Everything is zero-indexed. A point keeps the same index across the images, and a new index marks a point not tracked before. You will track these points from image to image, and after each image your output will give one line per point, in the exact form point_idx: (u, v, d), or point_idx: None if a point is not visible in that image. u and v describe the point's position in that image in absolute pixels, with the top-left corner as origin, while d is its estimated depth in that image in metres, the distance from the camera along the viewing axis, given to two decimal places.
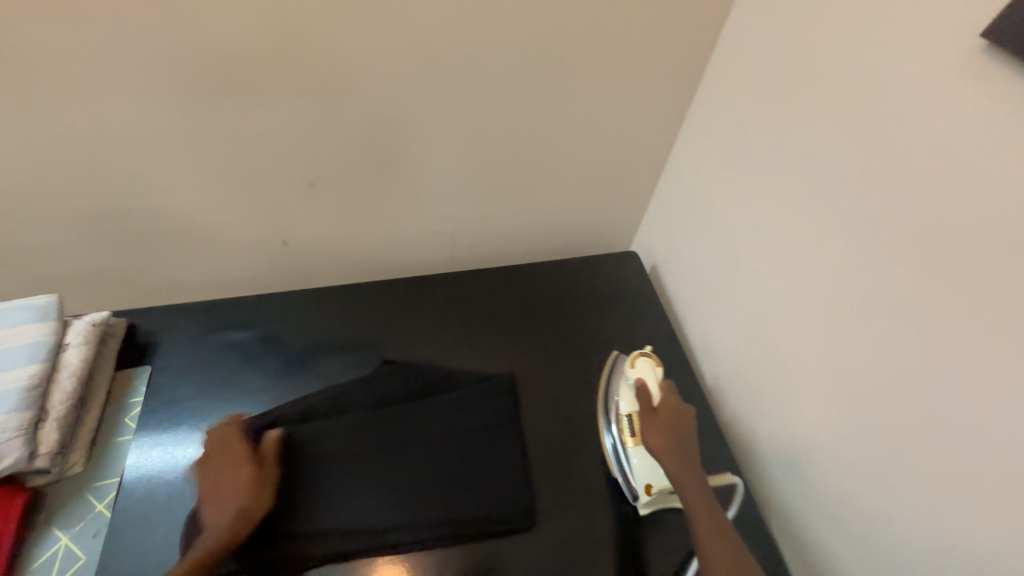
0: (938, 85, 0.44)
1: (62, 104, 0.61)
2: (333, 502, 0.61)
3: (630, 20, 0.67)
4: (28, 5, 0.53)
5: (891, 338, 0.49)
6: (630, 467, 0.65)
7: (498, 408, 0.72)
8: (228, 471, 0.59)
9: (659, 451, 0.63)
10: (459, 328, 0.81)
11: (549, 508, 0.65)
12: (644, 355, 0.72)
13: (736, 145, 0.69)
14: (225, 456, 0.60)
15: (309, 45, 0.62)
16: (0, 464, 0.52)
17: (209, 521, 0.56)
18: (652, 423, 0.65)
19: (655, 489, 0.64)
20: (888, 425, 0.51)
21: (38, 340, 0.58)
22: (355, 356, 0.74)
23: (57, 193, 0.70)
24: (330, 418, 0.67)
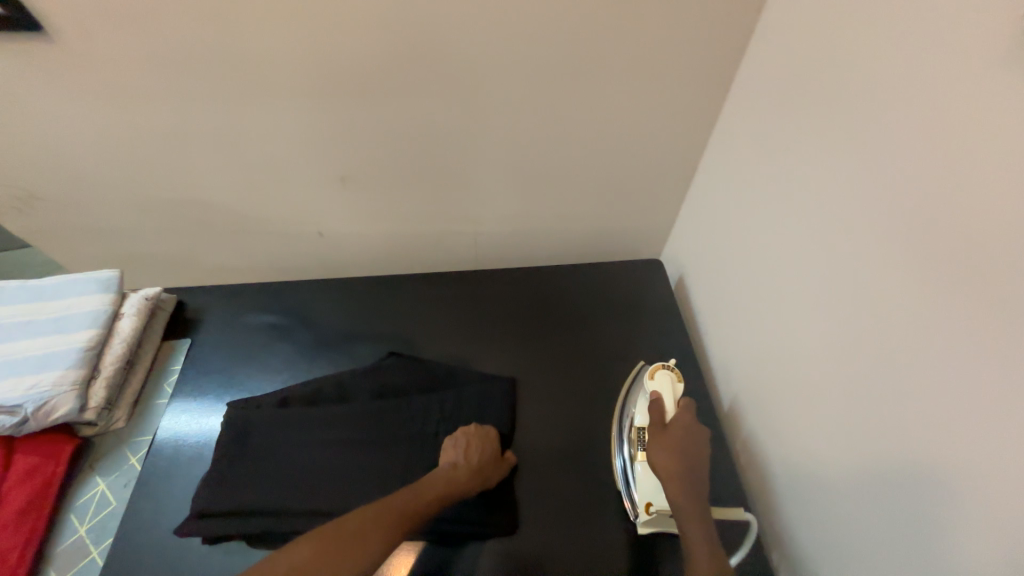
0: (982, 85, 0.37)
1: (127, 102, 0.69)
2: (319, 485, 0.62)
3: (653, 14, 0.63)
4: (94, 23, 0.61)
5: (912, 377, 0.43)
6: (637, 483, 0.60)
7: (494, 410, 0.70)
8: (477, 450, 0.63)
9: (660, 473, 0.55)
10: (469, 327, 0.81)
11: (533, 518, 0.63)
12: (666, 366, 0.64)
13: (767, 148, 0.63)
14: (491, 444, 0.65)
15: (325, 50, 0.65)
16: (57, 413, 0.60)
17: (461, 461, 0.61)
18: (663, 443, 0.57)
19: (654, 509, 0.58)
20: (903, 476, 0.44)
21: (98, 308, 0.67)
22: (367, 346, 0.77)
23: (132, 183, 0.81)
24: (331, 404, 0.70)
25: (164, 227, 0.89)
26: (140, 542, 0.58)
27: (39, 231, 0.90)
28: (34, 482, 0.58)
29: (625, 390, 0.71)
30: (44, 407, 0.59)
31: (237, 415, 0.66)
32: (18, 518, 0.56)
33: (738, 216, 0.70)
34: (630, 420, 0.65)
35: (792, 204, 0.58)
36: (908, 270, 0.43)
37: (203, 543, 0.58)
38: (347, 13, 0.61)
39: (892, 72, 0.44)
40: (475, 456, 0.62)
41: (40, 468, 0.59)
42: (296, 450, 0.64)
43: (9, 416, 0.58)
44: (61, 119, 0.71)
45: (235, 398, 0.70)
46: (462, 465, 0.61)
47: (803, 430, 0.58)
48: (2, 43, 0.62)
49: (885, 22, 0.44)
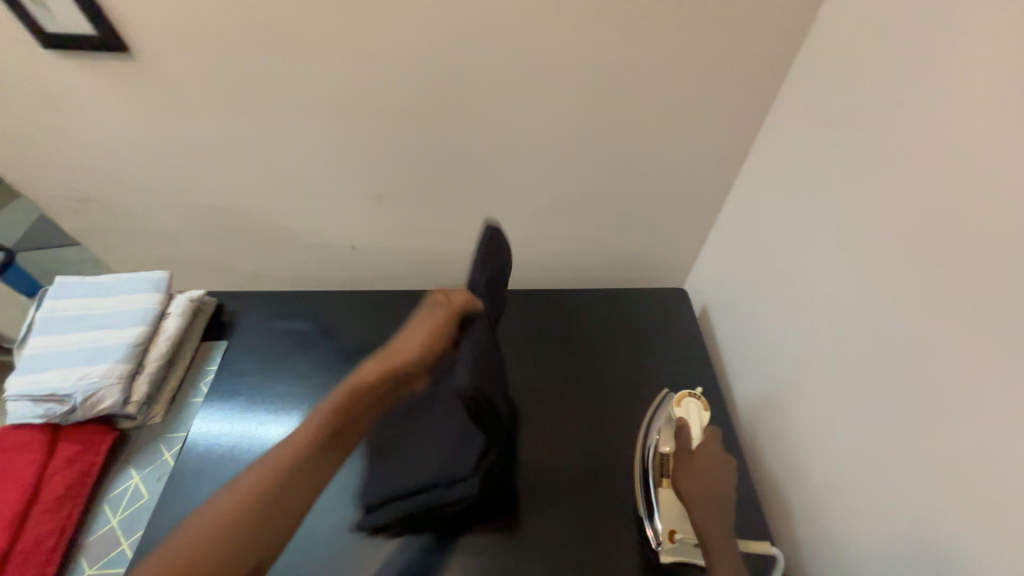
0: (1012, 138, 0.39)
1: (193, 117, 0.75)
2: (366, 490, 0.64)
3: (691, 56, 0.67)
4: (174, 46, 0.67)
5: (946, 411, 0.44)
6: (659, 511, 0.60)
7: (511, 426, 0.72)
8: (420, 323, 0.54)
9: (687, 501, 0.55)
10: (531, 340, 0.83)
11: (540, 539, 0.62)
12: (692, 394, 0.63)
13: (798, 185, 0.65)
14: (435, 314, 0.54)
15: (383, 77, 0.70)
16: (102, 405, 0.63)
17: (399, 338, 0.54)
18: (692, 471, 0.57)
19: (678, 537, 0.58)
20: (936, 510, 0.44)
21: (148, 306, 0.71)
22: None
23: (185, 190, 0.86)
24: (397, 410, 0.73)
25: (207, 233, 0.94)
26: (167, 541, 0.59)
27: (91, 231, 0.96)
28: (74, 470, 0.60)
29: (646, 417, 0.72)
30: (91, 398, 0.62)
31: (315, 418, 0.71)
32: (55, 504, 0.58)
33: (767, 250, 0.72)
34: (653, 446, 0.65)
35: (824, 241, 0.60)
36: (942, 308, 0.45)
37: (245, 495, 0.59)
38: (408, 46, 0.67)
39: (925, 120, 0.47)
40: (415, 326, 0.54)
41: (80, 456, 0.61)
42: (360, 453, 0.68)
43: (59, 404, 0.62)
44: (131, 130, 0.77)
45: (267, 401, 0.72)
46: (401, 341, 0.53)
47: (833, 467, 0.57)
48: (90, 61, 0.68)
49: (916, 73, 0.47)
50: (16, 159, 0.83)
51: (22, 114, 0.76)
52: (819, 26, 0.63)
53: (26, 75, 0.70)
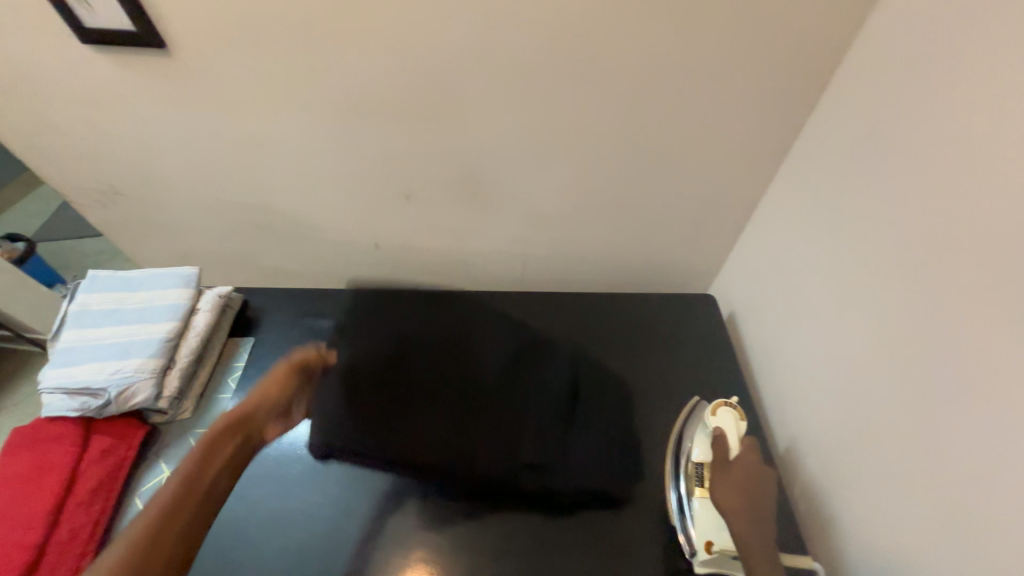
0: None
1: (224, 114, 0.75)
2: (401, 484, 0.66)
3: (730, 60, 0.66)
4: (206, 43, 0.67)
5: (1002, 428, 0.43)
6: (694, 522, 0.58)
7: (549, 420, 0.71)
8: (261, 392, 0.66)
9: (725, 510, 0.55)
10: (575, 338, 0.84)
11: (563, 531, 0.63)
12: (727, 403, 0.63)
13: (837, 193, 0.64)
14: (272, 381, 0.67)
15: (414, 77, 0.70)
16: (135, 399, 0.63)
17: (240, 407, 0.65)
18: (730, 483, 0.56)
19: (716, 549, 0.56)
20: (988, 525, 0.44)
21: (179, 302, 0.71)
22: (418, 356, 0.80)
23: (212, 187, 0.87)
24: (433, 407, 0.74)
25: (233, 229, 0.95)
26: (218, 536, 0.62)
27: (115, 224, 0.96)
28: (107, 464, 0.61)
29: (676, 430, 0.67)
30: (125, 392, 0.63)
31: (352, 409, 0.72)
32: (89, 497, 0.59)
33: (802, 258, 0.71)
34: (685, 455, 0.63)
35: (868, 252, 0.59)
36: (999, 322, 0.44)
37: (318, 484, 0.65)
38: (441, 45, 0.66)
39: (984, 130, 0.45)
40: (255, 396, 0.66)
41: (112, 449, 0.62)
42: (400, 452, 0.69)
43: (93, 398, 0.62)
44: (161, 125, 0.77)
45: None
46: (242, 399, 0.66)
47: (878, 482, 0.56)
48: (125, 56, 0.69)
49: (974, 83, 0.46)
50: (45, 151, 0.83)
51: (54, 109, 0.76)
52: (866, 31, 0.61)
53: (60, 69, 0.71)
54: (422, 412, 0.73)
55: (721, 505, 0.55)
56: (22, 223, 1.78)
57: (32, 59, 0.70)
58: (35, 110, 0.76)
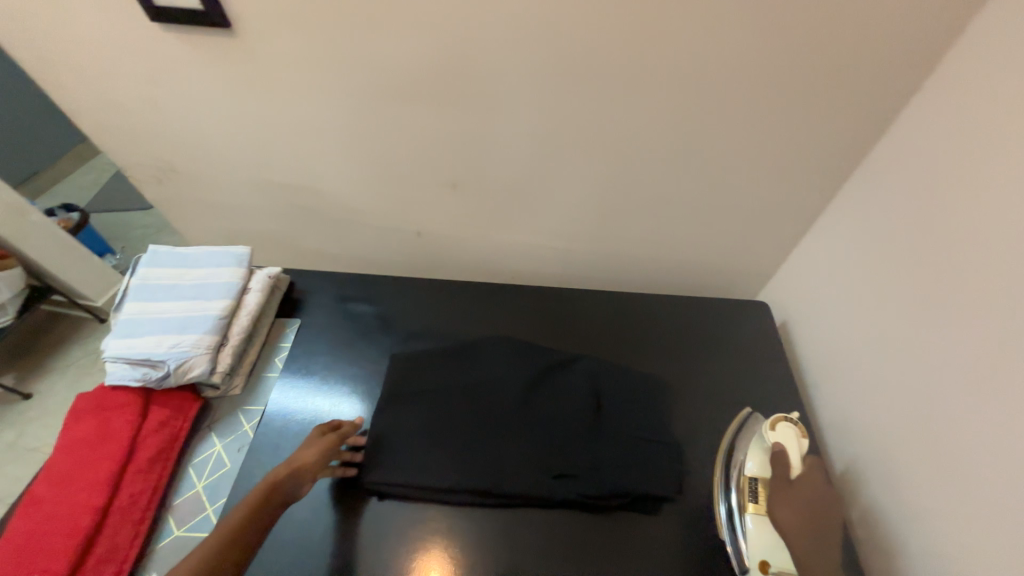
0: None
1: (282, 97, 0.75)
2: (428, 463, 0.63)
3: (813, 58, 0.61)
4: (268, 25, 0.67)
5: None
6: (746, 538, 0.56)
7: (578, 410, 0.69)
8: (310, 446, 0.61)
9: (788, 530, 0.54)
10: (604, 333, 0.82)
11: (600, 525, 0.61)
12: (788, 419, 0.62)
13: (924, 205, 0.59)
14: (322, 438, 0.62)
15: (469, 67, 0.68)
16: (191, 373, 0.65)
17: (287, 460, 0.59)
18: (795, 504, 0.55)
19: (772, 569, 0.53)
20: None
21: (231, 281, 0.73)
22: (443, 343, 0.78)
23: (262, 169, 0.88)
24: (458, 388, 0.71)
25: (280, 211, 0.96)
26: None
27: (170, 200, 0.99)
28: (165, 434, 0.64)
29: (725, 444, 0.67)
30: (183, 365, 0.64)
31: (386, 386, 0.71)
32: (147, 465, 0.61)
33: (873, 269, 0.67)
34: (738, 468, 0.62)
35: (959, 272, 0.55)
36: None
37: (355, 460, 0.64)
38: (503, 33, 0.63)
39: None
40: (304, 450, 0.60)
41: (170, 421, 0.65)
42: (425, 431, 0.66)
43: (153, 369, 0.65)
44: (220, 106, 0.78)
45: (344, 379, 0.74)
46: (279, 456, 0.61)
47: (953, 514, 0.53)
48: (191, 37, 0.69)
49: None
50: (108, 128, 0.86)
51: (118, 88, 0.78)
52: (976, 29, 0.55)
53: (128, 47, 0.72)
54: (452, 390, 0.71)
55: (782, 526, 0.54)
56: (76, 193, 1.86)
57: (102, 37, 0.71)
58: (101, 87, 0.78)
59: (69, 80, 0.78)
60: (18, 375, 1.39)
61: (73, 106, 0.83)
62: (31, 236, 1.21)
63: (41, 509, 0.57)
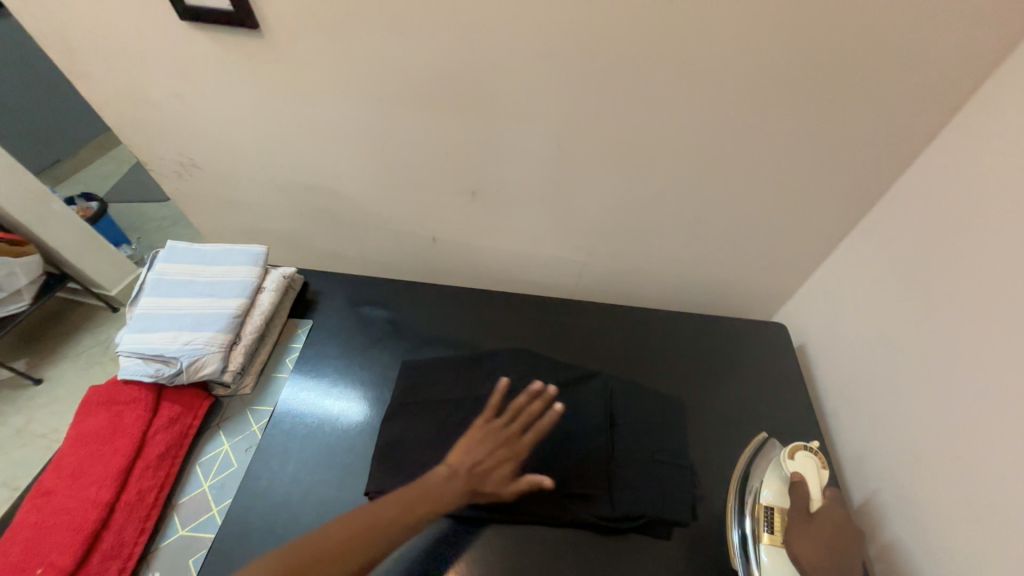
0: None
1: (306, 99, 0.76)
2: None
3: (845, 80, 0.60)
4: (296, 27, 0.67)
5: None
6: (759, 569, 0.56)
7: (591, 428, 0.67)
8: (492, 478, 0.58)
9: (806, 565, 0.54)
10: (616, 349, 0.81)
11: (611, 546, 0.60)
12: (807, 448, 0.62)
13: (955, 233, 0.58)
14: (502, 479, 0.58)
15: (493, 77, 0.68)
16: (203, 371, 0.65)
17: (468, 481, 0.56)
18: (812, 538, 0.55)
19: None
20: None
21: (247, 280, 0.73)
22: (454, 352, 0.78)
23: (283, 169, 0.89)
24: (467, 400, 0.69)
25: (297, 211, 0.97)
26: (251, 521, 0.59)
27: (189, 195, 1.00)
28: (174, 430, 0.64)
29: (741, 469, 0.66)
30: (195, 363, 0.64)
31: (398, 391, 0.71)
32: (156, 462, 0.61)
33: (897, 296, 0.65)
34: (752, 494, 0.61)
35: (990, 304, 0.53)
36: None
37: (363, 465, 0.64)
38: (529, 44, 0.63)
39: None
40: (484, 479, 0.58)
41: (180, 417, 0.65)
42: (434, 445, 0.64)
43: (166, 365, 0.65)
44: (245, 105, 0.79)
45: (354, 382, 0.73)
46: (472, 452, 0.58)
47: (979, 558, 0.51)
48: (221, 36, 0.70)
49: None
50: (134, 122, 0.87)
51: (145, 83, 0.79)
52: (1014, 57, 0.54)
53: (159, 44, 0.73)
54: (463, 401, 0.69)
55: (799, 561, 0.54)
56: (96, 183, 1.89)
57: (134, 33, 0.72)
58: (128, 81, 0.79)
59: (98, 74, 0.79)
60: (30, 360, 1.41)
61: (101, 99, 0.84)
62: (52, 223, 1.23)
63: (50, 501, 0.57)
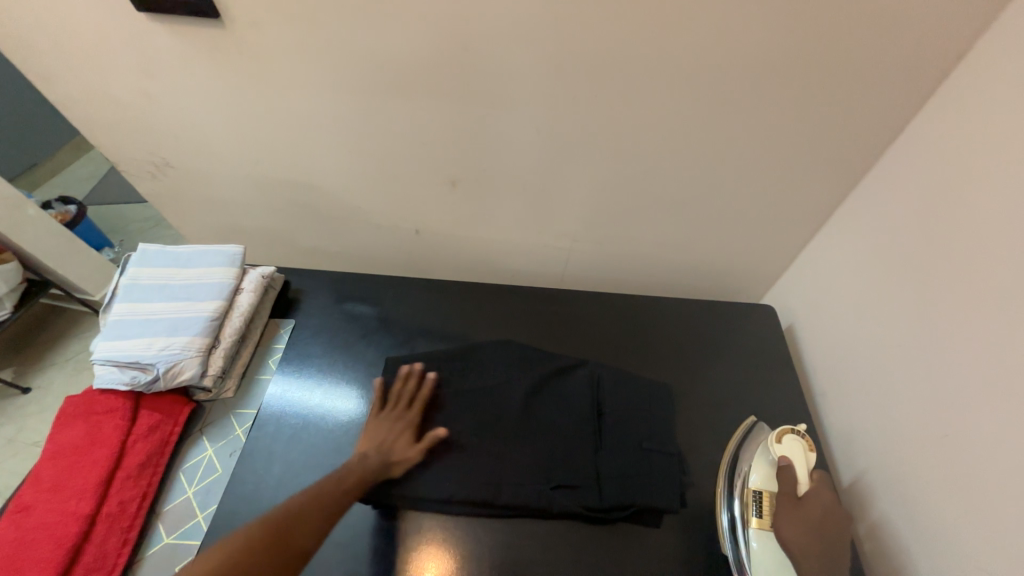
0: None
1: (275, 91, 0.73)
2: (428, 478, 0.61)
3: (831, 53, 0.57)
4: (257, 15, 0.64)
5: None
6: (749, 554, 0.55)
7: (578, 418, 0.67)
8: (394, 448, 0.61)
9: (795, 550, 0.54)
10: (604, 337, 0.80)
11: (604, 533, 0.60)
12: (795, 432, 0.61)
13: (943, 209, 0.57)
14: (403, 445, 0.62)
15: (465, 61, 0.65)
16: (181, 376, 0.64)
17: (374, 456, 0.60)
18: (803, 520, 0.55)
19: None
20: None
21: (224, 281, 0.72)
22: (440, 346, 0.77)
23: (257, 165, 0.86)
24: (455, 395, 0.68)
25: (275, 208, 0.94)
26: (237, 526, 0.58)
27: (164, 195, 0.97)
28: (154, 438, 0.63)
29: (729, 453, 0.66)
30: (173, 369, 0.63)
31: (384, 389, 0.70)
32: (137, 471, 0.60)
33: (885, 275, 0.64)
34: (741, 479, 0.61)
35: (978, 280, 0.52)
36: None
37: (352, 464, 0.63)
38: (501, 24, 0.60)
39: None
40: (388, 452, 0.60)
41: (160, 425, 0.64)
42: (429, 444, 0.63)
43: (143, 372, 0.63)
44: (212, 99, 0.76)
45: (339, 381, 0.72)
46: (371, 435, 0.62)
47: (969, 535, 0.51)
48: (182, 26, 0.67)
49: None
50: (99, 122, 0.83)
51: (105, 80, 0.76)
52: (1002, 24, 0.52)
53: (116, 39, 0.69)
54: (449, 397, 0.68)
55: (789, 547, 0.54)
56: (74, 185, 1.83)
57: (90, 27, 0.68)
58: (89, 80, 0.76)
59: (57, 73, 0.76)
60: (17, 369, 1.38)
61: (62, 99, 0.80)
62: (28, 230, 1.19)
63: (29, 516, 0.56)
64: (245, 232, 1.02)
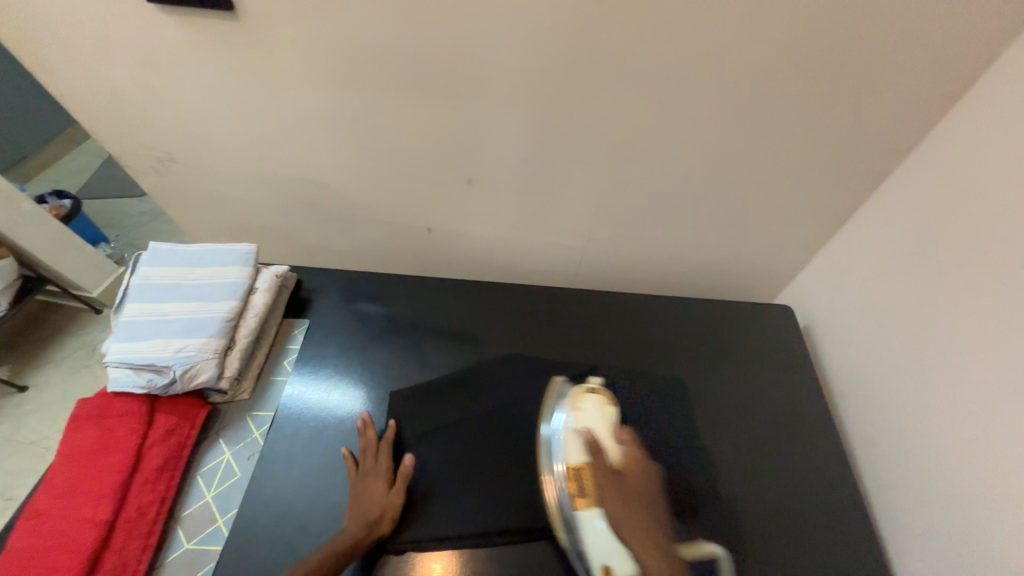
0: None
1: (286, 86, 0.71)
2: (460, 508, 0.61)
3: (859, 53, 0.56)
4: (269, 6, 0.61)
5: None
6: (584, 536, 0.57)
7: None
8: (370, 500, 0.58)
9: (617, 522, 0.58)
10: (622, 339, 0.80)
11: None
12: (591, 396, 0.69)
13: (970, 212, 0.56)
14: (377, 494, 0.59)
15: (484, 57, 0.63)
16: (197, 379, 0.62)
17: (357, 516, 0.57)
18: (612, 492, 0.60)
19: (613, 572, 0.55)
20: None
21: (238, 281, 0.70)
22: (457, 349, 0.76)
23: (267, 161, 0.84)
24: (471, 415, 0.69)
25: (284, 205, 0.93)
26: (259, 529, 0.57)
27: (167, 191, 0.95)
28: (171, 442, 0.62)
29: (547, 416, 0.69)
30: (189, 371, 0.62)
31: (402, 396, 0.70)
32: (154, 475, 0.59)
33: (906, 277, 0.64)
34: (558, 458, 0.64)
35: (1006, 283, 0.52)
36: None
37: None
38: (523, 20, 0.59)
39: None
40: (366, 509, 0.57)
41: (177, 428, 0.63)
42: (455, 468, 0.64)
43: (158, 375, 0.62)
44: (220, 93, 0.74)
45: (356, 383, 0.71)
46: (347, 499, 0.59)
47: (998, 538, 0.51)
48: (191, 18, 0.65)
49: None
50: (102, 115, 0.81)
51: (108, 72, 0.73)
52: None
53: (119, 29, 0.67)
54: (469, 410, 0.70)
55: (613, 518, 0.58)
56: (67, 178, 1.79)
57: (95, 19, 0.66)
58: (92, 72, 0.73)
59: (57, 64, 0.73)
60: (13, 367, 1.35)
61: (63, 91, 0.78)
62: (23, 225, 1.16)
63: (44, 522, 0.54)
64: (253, 229, 1.00)
